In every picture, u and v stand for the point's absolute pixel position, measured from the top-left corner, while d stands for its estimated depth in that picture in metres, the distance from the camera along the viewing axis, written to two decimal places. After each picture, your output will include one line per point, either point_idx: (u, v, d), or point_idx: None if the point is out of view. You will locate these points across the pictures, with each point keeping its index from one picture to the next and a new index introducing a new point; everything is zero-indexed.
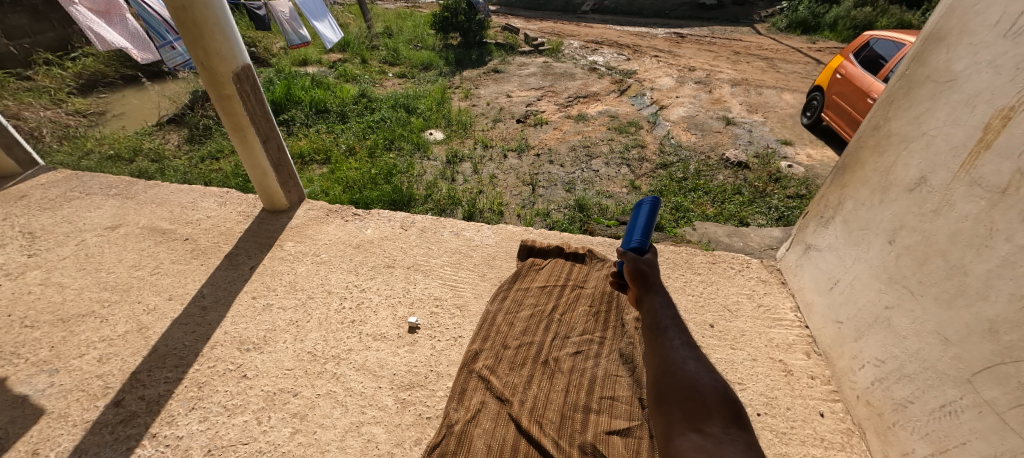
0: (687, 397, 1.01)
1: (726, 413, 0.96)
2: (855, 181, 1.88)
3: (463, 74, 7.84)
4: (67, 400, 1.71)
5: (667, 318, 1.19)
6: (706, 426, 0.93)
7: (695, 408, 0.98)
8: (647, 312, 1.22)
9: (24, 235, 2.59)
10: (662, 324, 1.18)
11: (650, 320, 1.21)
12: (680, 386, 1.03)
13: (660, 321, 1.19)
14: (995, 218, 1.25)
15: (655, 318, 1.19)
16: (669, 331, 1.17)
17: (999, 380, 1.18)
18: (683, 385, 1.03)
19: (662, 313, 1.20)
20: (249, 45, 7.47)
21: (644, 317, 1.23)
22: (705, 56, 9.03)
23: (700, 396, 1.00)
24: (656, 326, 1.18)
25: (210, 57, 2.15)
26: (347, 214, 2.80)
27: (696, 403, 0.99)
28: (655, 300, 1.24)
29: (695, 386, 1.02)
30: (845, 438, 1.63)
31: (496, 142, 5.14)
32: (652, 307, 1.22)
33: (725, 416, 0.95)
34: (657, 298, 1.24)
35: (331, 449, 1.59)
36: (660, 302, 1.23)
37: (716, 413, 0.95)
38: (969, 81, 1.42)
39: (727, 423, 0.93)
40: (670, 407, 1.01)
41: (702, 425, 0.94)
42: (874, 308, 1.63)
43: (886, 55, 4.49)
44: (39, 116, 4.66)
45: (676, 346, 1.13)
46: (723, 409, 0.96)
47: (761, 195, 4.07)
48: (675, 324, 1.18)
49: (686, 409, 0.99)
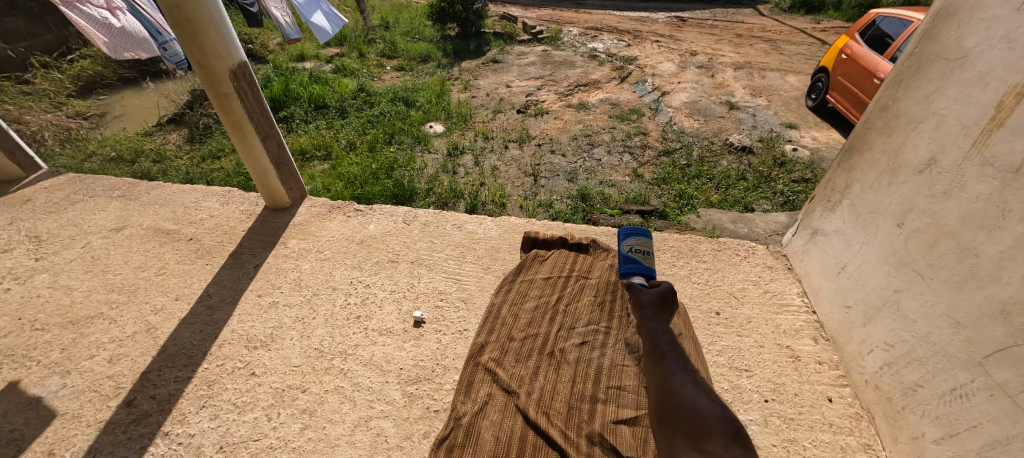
0: (689, 419, 1.12)
1: (726, 432, 1.04)
2: (863, 163, 1.85)
3: (462, 64, 7.75)
4: (80, 400, 1.73)
5: (667, 347, 1.40)
6: (705, 444, 1.03)
7: (696, 428, 1.08)
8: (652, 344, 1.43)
9: (30, 239, 2.61)
10: (661, 351, 1.39)
11: (651, 346, 1.43)
12: (681, 407, 1.16)
13: (658, 348, 1.41)
14: (1007, 198, 1.22)
15: (657, 350, 1.39)
16: (669, 359, 1.35)
17: (1012, 362, 1.15)
18: (685, 409, 1.15)
19: (661, 343, 1.41)
20: (245, 42, 7.43)
21: (647, 346, 1.45)
22: (707, 39, 8.90)
23: (700, 415, 1.11)
24: (659, 355, 1.38)
25: (205, 55, 2.13)
26: (350, 209, 2.79)
27: (697, 423, 1.09)
28: (652, 328, 1.50)
29: (696, 408, 1.14)
30: (854, 423, 1.62)
31: (496, 133, 5.08)
32: (654, 337, 1.44)
33: (725, 435, 1.04)
34: (659, 331, 1.46)
35: (342, 443, 1.60)
36: (659, 333, 1.44)
37: (715, 432, 1.05)
38: (981, 57, 1.39)
39: (727, 441, 1.02)
40: (673, 429, 1.12)
41: (702, 443, 1.04)
42: (882, 292, 1.62)
43: (893, 33, 4.41)
44: (41, 120, 4.65)
45: (674, 370, 1.31)
46: (722, 427, 1.05)
47: (766, 180, 4.03)
48: (670, 349, 1.39)
49: (687, 429, 1.10)
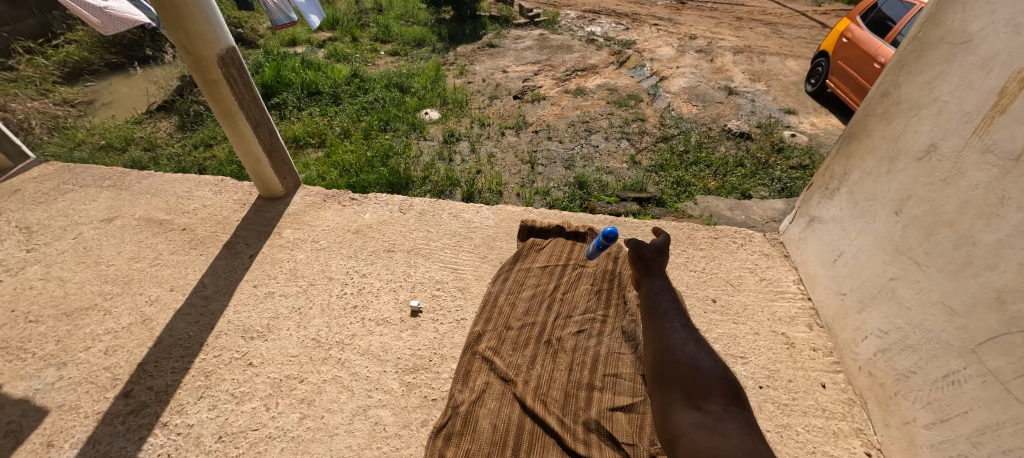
0: (687, 377, 1.07)
1: (725, 392, 1.02)
2: (862, 150, 1.84)
3: (458, 49, 7.61)
4: (77, 392, 1.73)
5: (667, 302, 1.29)
6: (704, 403, 1.00)
7: (696, 387, 1.04)
8: (649, 297, 1.33)
9: (21, 230, 2.57)
10: (661, 307, 1.28)
11: (651, 303, 1.31)
12: (681, 365, 1.10)
13: (660, 305, 1.29)
14: (1007, 186, 1.21)
15: (655, 304, 1.29)
16: (668, 314, 1.26)
17: (1004, 350, 1.16)
18: (683, 365, 1.10)
19: (662, 298, 1.30)
20: (235, 26, 7.25)
21: (645, 300, 1.34)
22: (707, 22, 8.75)
23: (700, 374, 1.06)
24: (657, 311, 1.28)
25: (192, 40, 2.06)
26: (345, 199, 2.76)
27: (697, 383, 1.05)
28: (653, 284, 1.36)
29: (695, 365, 1.09)
30: (847, 408, 1.65)
31: (493, 120, 5.02)
32: (653, 292, 1.33)
33: (725, 395, 1.02)
34: (658, 285, 1.35)
35: (340, 432, 1.61)
36: (660, 288, 1.34)
37: (715, 392, 1.02)
38: (985, 41, 1.36)
39: (727, 401, 1.00)
40: (670, 386, 1.08)
41: (701, 402, 1.01)
42: (877, 280, 1.62)
43: (894, 16, 4.38)
44: (27, 108, 4.55)
45: (675, 328, 1.21)
46: (721, 387, 1.03)
47: (763, 167, 4.01)
48: (673, 307, 1.27)
49: (685, 387, 1.05)
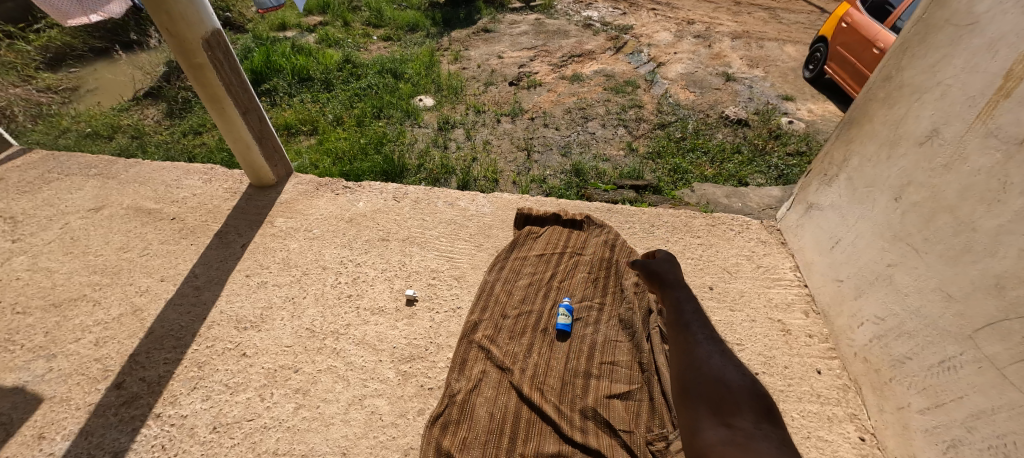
0: (715, 392, 1.13)
1: (755, 408, 1.07)
2: (863, 135, 1.82)
3: (452, 34, 7.46)
4: (67, 384, 1.70)
5: (691, 315, 1.37)
6: (733, 419, 1.04)
7: (724, 403, 1.09)
8: (673, 310, 1.41)
9: (5, 220, 2.51)
10: (685, 321, 1.36)
11: (675, 316, 1.39)
12: (708, 380, 1.16)
13: (682, 317, 1.37)
14: (1009, 171, 1.20)
15: (681, 318, 1.37)
16: (693, 326, 1.33)
17: (1001, 335, 1.16)
18: (710, 381, 1.16)
19: (686, 311, 1.38)
20: (222, 10, 7.06)
21: (671, 313, 1.41)
22: (705, 7, 8.62)
23: (728, 390, 1.12)
24: (682, 324, 1.35)
25: (176, 22, 1.99)
26: (338, 187, 2.72)
27: (725, 398, 1.10)
28: (676, 296, 1.45)
29: (722, 380, 1.15)
30: (841, 394, 1.66)
31: (488, 106, 4.94)
32: (678, 304, 1.41)
33: (754, 411, 1.06)
34: (682, 298, 1.43)
35: (336, 422, 1.60)
36: (683, 301, 1.42)
37: (745, 408, 1.06)
38: (992, 22, 1.33)
39: (757, 419, 1.03)
40: (696, 401, 1.12)
41: (729, 418, 1.04)
42: (875, 267, 1.62)
43: (895, 1, 4.33)
44: (8, 94, 4.41)
45: (699, 341, 1.28)
46: (750, 403, 1.08)
47: (760, 154, 3.99)
48: (695, 319, 1.35)
49: (713, 403, 1.10)
